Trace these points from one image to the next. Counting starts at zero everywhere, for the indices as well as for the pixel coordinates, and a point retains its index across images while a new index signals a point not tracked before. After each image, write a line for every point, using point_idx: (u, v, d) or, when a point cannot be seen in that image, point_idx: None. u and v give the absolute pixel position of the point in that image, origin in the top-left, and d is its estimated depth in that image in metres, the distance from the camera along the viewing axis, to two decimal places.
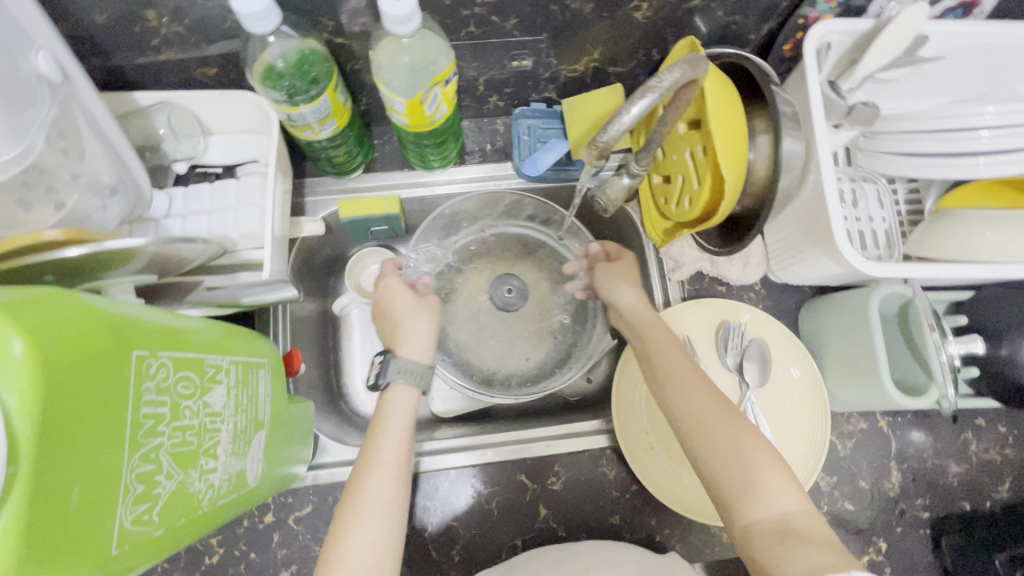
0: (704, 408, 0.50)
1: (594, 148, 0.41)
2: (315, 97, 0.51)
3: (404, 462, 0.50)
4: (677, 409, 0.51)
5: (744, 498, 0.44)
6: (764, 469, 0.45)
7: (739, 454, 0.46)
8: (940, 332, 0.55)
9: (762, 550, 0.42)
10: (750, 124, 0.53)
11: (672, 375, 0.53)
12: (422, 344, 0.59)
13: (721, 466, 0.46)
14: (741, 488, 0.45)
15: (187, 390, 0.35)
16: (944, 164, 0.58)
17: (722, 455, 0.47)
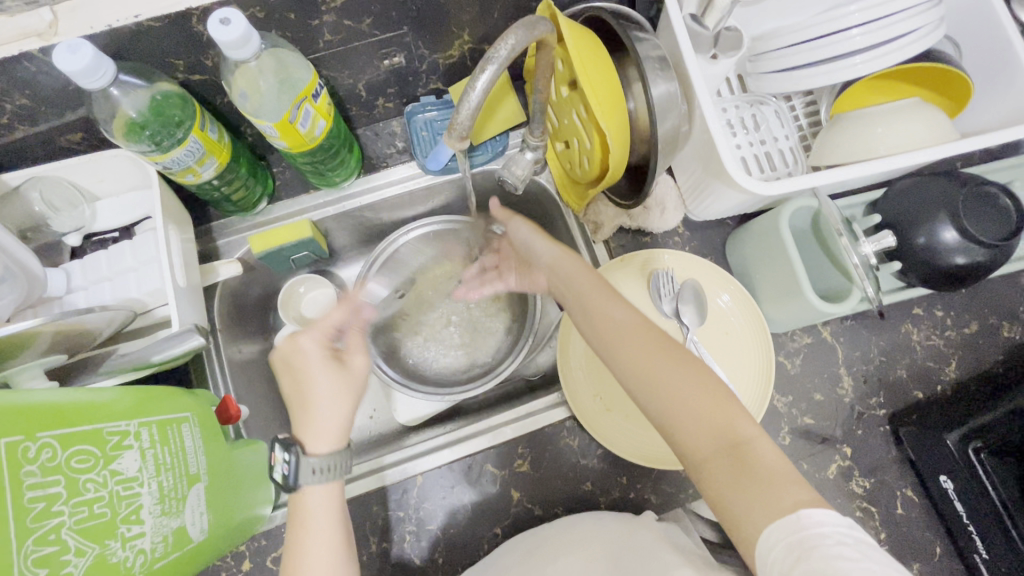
0: (646, 356, 0.48)
1: (453, 132, 0.40)
2: (182, 139, 0.50)
3: (332, 551, 0.51)
4: (620, 364, 0.49)
5: (691, 432, 0.44)
6: (713, 407, 0.44)
7: (690, 400, 0.45)
8: (851, 236, 0.56)
9: (723, 491, 0.41)
10: (624, 73, 0.53)
11: (610, 325, 0.51)
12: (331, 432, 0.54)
13: (673, 412, 0.45)
14: (695, 430, 0.44)
15: (87, 463, 0.34)
16: (822, 70, 0.59)
17: (670, 399, 0.45)
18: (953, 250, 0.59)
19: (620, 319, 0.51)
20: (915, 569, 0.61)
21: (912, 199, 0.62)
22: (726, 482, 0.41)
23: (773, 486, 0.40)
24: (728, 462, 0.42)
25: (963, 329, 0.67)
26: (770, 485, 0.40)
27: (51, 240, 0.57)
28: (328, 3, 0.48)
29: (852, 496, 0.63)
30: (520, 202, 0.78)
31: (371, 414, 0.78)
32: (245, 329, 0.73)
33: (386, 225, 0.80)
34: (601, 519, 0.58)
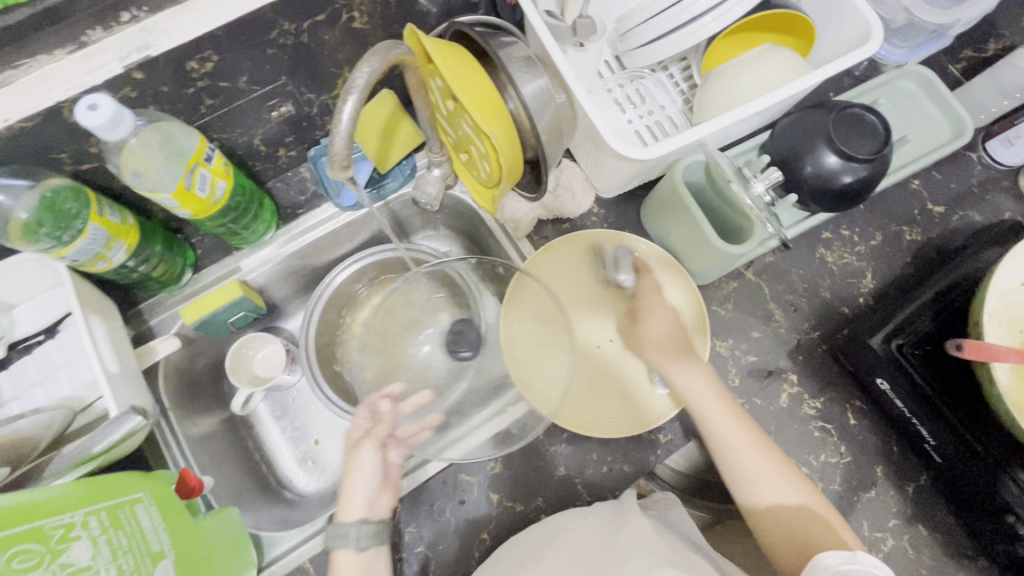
0: (725, 423, 0.56)
1: (334, 164, 0.42)
2: (82, 229, 0.51)
3: None
4: (699, 423, 0.57)
5: (755, 491, 0.54)
6: (778, 477, 0.54)
7: (761, 471, 0.54)
8: (740, 178, 0.60)
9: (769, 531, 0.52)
10: (498, 75, 0.56)
11: (686, 386, 0.58)
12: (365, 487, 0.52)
13: (745, 475, 0.54)
14: (758, 490, 0.53)
15: (30, 561, 0.34)
16: (679, 36, 0.63)
17: (746, 463, 0.54)
18: (839, 172, 0.63)
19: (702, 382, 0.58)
20: (877, 471, 0.65)
21: (793, 134, 0.67)
22: (775, 526, 0.52)
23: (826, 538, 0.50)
24: (781, 519, 0.52)
25: (870, 242, 0.72)
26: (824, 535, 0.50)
27: None
28: (198, 70, 0.50)
29: (807, 418, 0.66)
30: (443, 217, 0.80)
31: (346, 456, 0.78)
32: (198, 402, 0.72)
33: (320, 269, 0.81)
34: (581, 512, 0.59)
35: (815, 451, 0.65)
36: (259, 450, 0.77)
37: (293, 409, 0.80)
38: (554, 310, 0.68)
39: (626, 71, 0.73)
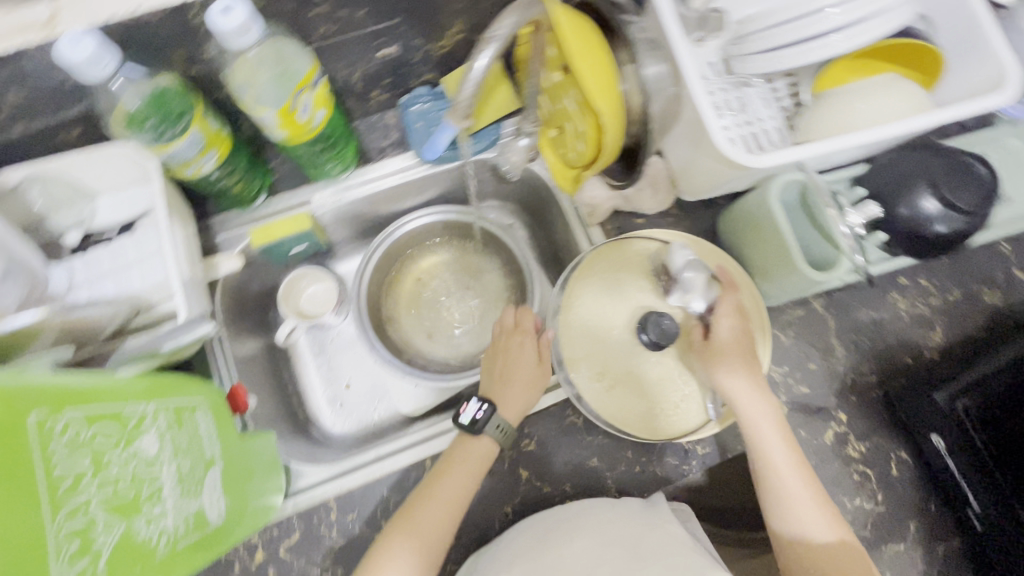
0: (781, 453, 0.56)
1: (456, 111, 0.43)
2: (184, 131, 0.52)
3: (446, 513, 0.57)
4: (754, 448, 0.57)
5: (791, 517, 0.54)
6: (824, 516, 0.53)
7: (810, 508, 0.54)
8: (838, 208, 0.58)
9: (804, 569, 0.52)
10: (616, 56, 0.55)
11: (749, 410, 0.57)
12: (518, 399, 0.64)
13: (791, 507, 0.54)
14: (803, 525, 0.53)
15: (109, 443, 0.35)
16: (802, 49, 0.61)
17: (797, 495, 0.54)
18: (935, 218, 0.61)
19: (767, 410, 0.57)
20: (911, 526, 0.63)
21: (896, 171, 0.64)
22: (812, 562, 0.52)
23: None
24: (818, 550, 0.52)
25: (946, 296, 0.70)
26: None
27: (51, 237, 0.57)
28: None
29: (848, 459, 0.65)
30: (514, 190, 0.80)
31: (375, 406, 0.78)
32: (247, 325, 0.73)
33: (383, 218, 0.81)
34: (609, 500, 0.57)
35: (850, 493, 0.64)
36: (293, 383, 0.78)
37: (332, 350, 0.80)
38: (622, 295, 0.66)
39: (734, 75, 0.69)
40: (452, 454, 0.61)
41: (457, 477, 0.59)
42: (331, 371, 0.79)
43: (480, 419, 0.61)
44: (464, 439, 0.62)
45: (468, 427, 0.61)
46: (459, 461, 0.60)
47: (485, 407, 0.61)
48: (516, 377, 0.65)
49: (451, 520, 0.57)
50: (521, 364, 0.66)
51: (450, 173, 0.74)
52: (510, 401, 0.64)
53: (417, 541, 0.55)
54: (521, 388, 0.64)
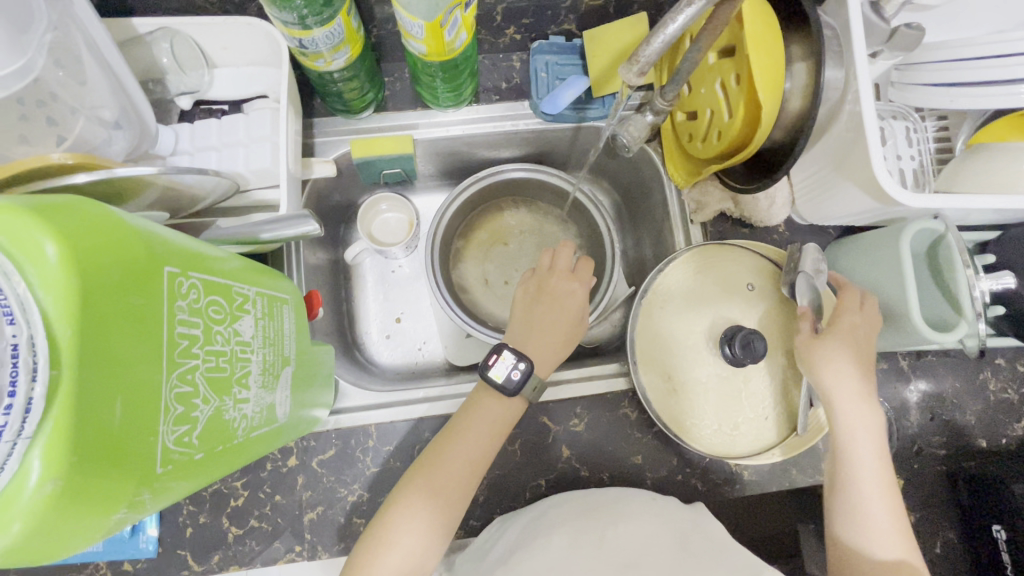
0: (870, 464, 0.53)
1: (635, 64, 0.39)
2: (329, 20, 0.49)
3: (460, 472, 0.55)
4: (842, 447, 0.54)
5: (862, 527, 0.51)
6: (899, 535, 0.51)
7: (887, 525, 0.51)
8: (973, 270, 0.54)
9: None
10: (788, 50, 0.51)
11: (847, 413, 0.54)
12: (552, 353, 0.63)
13: (867, 518, 0.51)
14: (873, 538, 0.50)
15: (218, 315, 0.33)
16: (981, 93, 0.56)
17: (878, 509, 0.51)
18: None
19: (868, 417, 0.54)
20: None
21: None
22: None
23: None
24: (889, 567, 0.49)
25: None
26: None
27: (164, 97, 0.56)
28: None
29: None
30: (616, 167, 0.76)
31: (421, 346, 0.77)
32: (321, 235, 0.72)
33: (476, 162, 0.78)
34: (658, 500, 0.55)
35: None
36: (349, 303, 0.77)
37: (392, 281, 0.79)
38: (712, 299, 0.63)
39: (886, 103, 0.67)
40: (468, 411, 0.58)
41: (474, 435, 0.56)
42: (388, 302, 0.79)
43: (514, 378, 0.59)
44: (482, 396, 0.59)
45: (502, 382, 0.58)
46: (476, 419, 0.57)
47: (522, 368, 0.59)
48: (554, 331, 0.64)
49: (470, 479, 0.55)
50: (560, 318, 0.65)
51: (560, 133, 0.71)
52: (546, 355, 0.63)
53: (435, 495, 0.53)
54: (555, 344, 0.63)
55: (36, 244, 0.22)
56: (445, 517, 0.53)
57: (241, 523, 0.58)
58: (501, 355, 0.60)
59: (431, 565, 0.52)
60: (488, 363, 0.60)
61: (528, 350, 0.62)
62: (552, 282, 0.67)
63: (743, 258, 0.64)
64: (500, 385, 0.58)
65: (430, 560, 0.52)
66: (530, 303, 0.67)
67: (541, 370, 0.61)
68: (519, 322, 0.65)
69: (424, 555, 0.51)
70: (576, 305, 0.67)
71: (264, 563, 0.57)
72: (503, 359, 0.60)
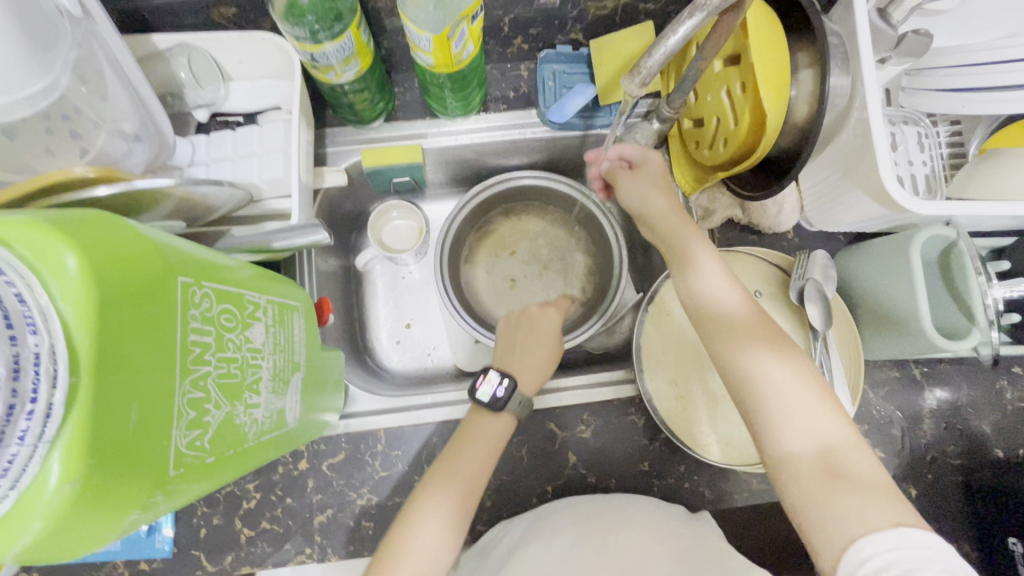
0: (785, 378, 0.43)
1: (636, 75, 0.40)
2: (338, 34, 0.50)
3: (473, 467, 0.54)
4: (741, 383, 0.45)
5: (772, 425, 0.42)
6: (818, 404, 0.42)
7: (806, 401, 0.42)
8: (985, 277, 0.53)
9: (810, 500, 0.38)
10: (794, 58, 0.51)
11: (743, 358, 0.45)
12: (536, 371, 0.64)
13: (781, 418, 0.42)
14: (807, 428, 0.41)
15: (229, 322, 0.34)
16: (992, 98, 0.55)
17: (748, 367, 0.45)
18: None
19: (700, 314, 0.49)
20: None
21: None
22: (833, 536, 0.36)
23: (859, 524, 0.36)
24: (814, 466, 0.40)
25: None
26: (843, 517, 0.36)
27: (182, 110, 0.58)
28: None
29: None
30: None
31: (431, 352, 0.78)
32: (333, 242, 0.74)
33: (485, 170, 0.79)
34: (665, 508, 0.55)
35: None
36: (360, 309, 0.79)
37: (402, 287, 0.80)
38: None
39: (897, 108, 0.65)
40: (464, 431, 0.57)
41: (487, 431, 0.57)
42: (398, 308, 0.80)
43: (501, 395, 0.58)
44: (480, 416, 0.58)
45: (487, 401, 0.58)
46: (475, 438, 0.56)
47: (507, 384, 0.58)
48: (536, 351, 0.65)
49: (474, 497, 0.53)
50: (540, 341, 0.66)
51: (568, 141, 0.71)
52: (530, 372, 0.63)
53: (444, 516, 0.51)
54: (539, 361, 0.64)
55: (57, 257, 0.23)
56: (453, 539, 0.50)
57: (253, 524, 0.59)
58: (487, 375, 0.60)
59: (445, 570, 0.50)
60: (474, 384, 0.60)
61: (513, 370, 0.63)
62: (529, 314, 0.70)
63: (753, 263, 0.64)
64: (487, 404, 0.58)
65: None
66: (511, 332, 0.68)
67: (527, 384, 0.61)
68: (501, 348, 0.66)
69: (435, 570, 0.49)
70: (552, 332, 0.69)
71: (275, 564, 0.59)
72: (488, 379, 0.60)
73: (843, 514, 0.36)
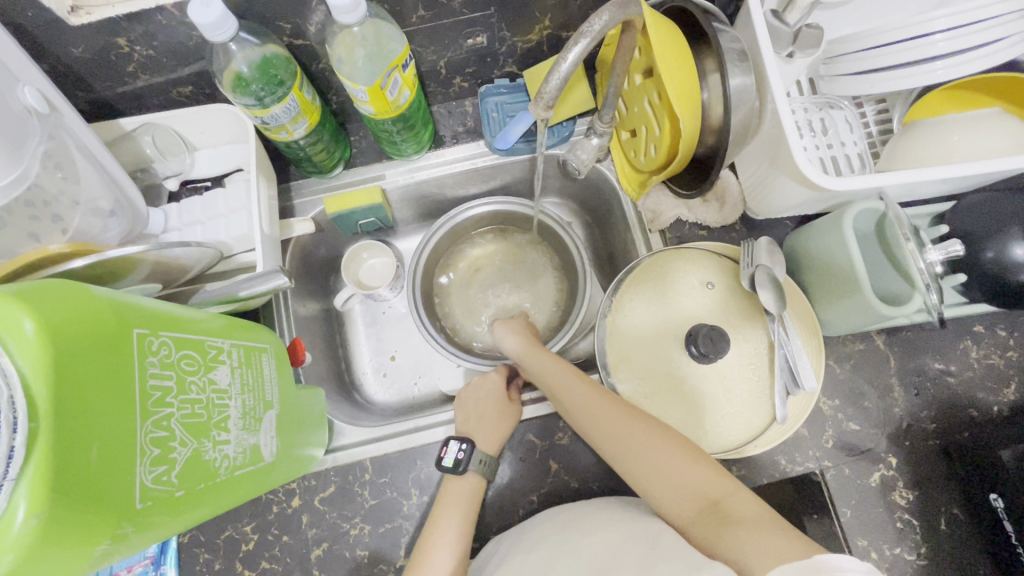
0: (653, 451, 0.51)
1: (541, 100, 0.44)
2: (282, 96, 0.55)
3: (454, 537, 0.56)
4: (633, 471, 0.52)
5: (658, 491, 0.50)
6: (685, 465, 0.50)
7: (677, 469, 0.50)
8: (918, 242, 0.55)
9: (707, 540, 0.45)
10: (701, 64, 0.55)
11: (618, 451, 0.53)
12: (493, 430, 0.64)
13: (659, 484, 0.50)
14: (681, 492, 0.49)
15: (191, 366, 0.38)
16: (900, 75, 0.59)
17: (644, 462, 0.52)
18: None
19: (590, 417, 0.56)
20: None
21: (989, 210, 0.58)
22: (753, 568, 0.40)
23: (763, 557, 0.40)
24: (705, 517, 0.46)
25: None
26: (761, 551, 0.40)
27: (153, 182, 0.63)
28: None
29: (894, 506, 0.62)
30: (579, 188, 0.81)
31: (416, 381, 0.81)
32: (311, 286, 0.78)
33: (448, 202, 0.83)
34: (643, 502, 0.56)
35: (891, 541, 0.61)
36: (344, 347, 0.82)
37: (382, 322, 0.84)
38: (678, 303, 0.65)
39: (820, 96, 0.69)
40: (438, 508, 0.59)
41: (455, 507, 0.58)
42: (381, 342, 0.83)
43: (462, 458, 0.60)
44: (453, 482, 0.60)
45: (451, 469, 0.60)
46: (448, 514, 0.58)
47: (465, 447, 0.60)
48: (494, 411, 0.66)
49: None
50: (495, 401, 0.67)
51: (518, 164, 0.76)
52: (483, 431, 0.64)
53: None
54: (499, 419, 0.65)
55: (16, 321, 0.26)
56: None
57: (253, 565, 0.61)
58: (447, 445, 0.62)
59: None
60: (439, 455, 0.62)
61: (472, 430, 0.64)
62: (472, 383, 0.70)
63: (702, 259, 0.67)
64: (451, 470, 0.60)
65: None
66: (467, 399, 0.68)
67: (483, 444, 0.62)
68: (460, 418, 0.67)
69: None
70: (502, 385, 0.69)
71: None
72: (449, 448, 0.62)
73: (737, 548, 0.42)
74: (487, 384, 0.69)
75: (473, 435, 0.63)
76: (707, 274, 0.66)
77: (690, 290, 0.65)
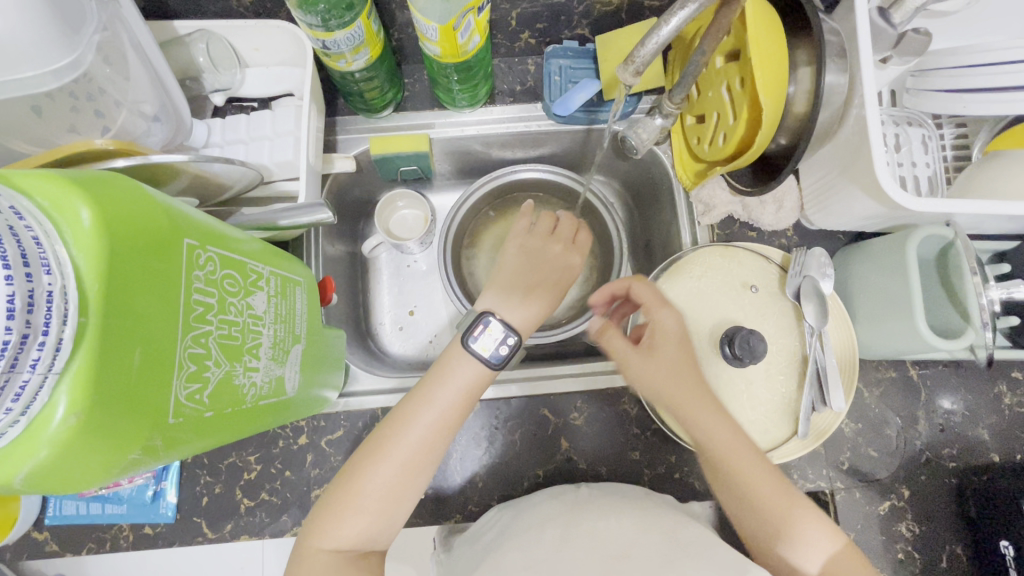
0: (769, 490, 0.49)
1: (630, 65, 0.41)
2: (349, 22, 0.52)
3: (436, 426, 0.52)
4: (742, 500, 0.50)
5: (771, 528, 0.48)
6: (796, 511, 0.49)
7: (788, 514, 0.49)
8: (981, 277, 0.53)
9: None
10: (793, 56, 0.51)
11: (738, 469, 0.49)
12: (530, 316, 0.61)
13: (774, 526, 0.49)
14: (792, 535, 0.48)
15: (232, 288, 0.36)
16: (997, 99, 0.54)
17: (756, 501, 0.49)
18: None
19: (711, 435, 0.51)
20: None
21: None
22: None
23: None
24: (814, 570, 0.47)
25: None
26: None
27: (200, 93, 0.61)
28: None
29: (899, 537, 0.61)
30: (629, 168, 0.78)
31: (432, 339, 0.80)
32: (341, 228, 0.76)
33: (490, 162, 0.80)
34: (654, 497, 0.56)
35: (889, 571, 0.61)
36: (365, 294, 0.81)
37: (406, 275, 0.82)
38: (716, 300, 0.64)
39: (900, 109, 0.65)
40: (424, 392, 0.54)
41: (449, 393, 0.53)
42: (402, 294, 0.82)
43: (501, 353, 0.56)
44: (454, 361, 0.55)
45: (486, 358, 0.55)
46: (431, 404, 0.53)
47: (511, 344, 0.56)
48: (546, 297, 0.63)
49: (423, 469, 0.52)
50: (550, 285, 0.64)
51: (572, 134, 0.73)
52: (523, 313, 0.61)
53: (388, 489, 0.50)
54: (545, 311, 0.62)
55: (73, 209, 0.25)
56: (392, 512, 0.51)
57: (253, 495, 0.61)
58: (488, 327, 0.57)
59: (403, 513, 0.52)
60: (474, 333, 0.56)
61: (514, 309, 0.60)
62: (535, 249, 0.65)
63: (748, 259, 0.64)
64: (484, 358, 0.55)
65: (392, 532, 0.52)
66: (530, 260, 0.65)
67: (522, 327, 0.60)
68: (514, 272, 0.63)
69: (382, 529, 0.50)
70: (557, 267, 0.65)
71: (272, 535, 0.61)
72: (489, 332, 0.57)
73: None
74: (559, 260, 0.65)
75: (512, 317, 0.60)
76: (750, 276, 0.64)
77: (730, 292, 0.64)
